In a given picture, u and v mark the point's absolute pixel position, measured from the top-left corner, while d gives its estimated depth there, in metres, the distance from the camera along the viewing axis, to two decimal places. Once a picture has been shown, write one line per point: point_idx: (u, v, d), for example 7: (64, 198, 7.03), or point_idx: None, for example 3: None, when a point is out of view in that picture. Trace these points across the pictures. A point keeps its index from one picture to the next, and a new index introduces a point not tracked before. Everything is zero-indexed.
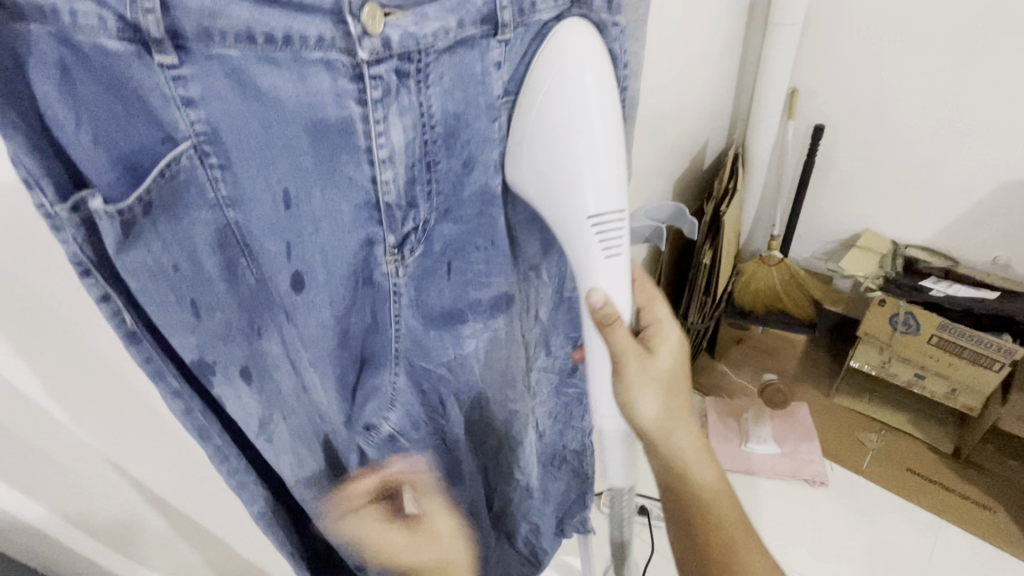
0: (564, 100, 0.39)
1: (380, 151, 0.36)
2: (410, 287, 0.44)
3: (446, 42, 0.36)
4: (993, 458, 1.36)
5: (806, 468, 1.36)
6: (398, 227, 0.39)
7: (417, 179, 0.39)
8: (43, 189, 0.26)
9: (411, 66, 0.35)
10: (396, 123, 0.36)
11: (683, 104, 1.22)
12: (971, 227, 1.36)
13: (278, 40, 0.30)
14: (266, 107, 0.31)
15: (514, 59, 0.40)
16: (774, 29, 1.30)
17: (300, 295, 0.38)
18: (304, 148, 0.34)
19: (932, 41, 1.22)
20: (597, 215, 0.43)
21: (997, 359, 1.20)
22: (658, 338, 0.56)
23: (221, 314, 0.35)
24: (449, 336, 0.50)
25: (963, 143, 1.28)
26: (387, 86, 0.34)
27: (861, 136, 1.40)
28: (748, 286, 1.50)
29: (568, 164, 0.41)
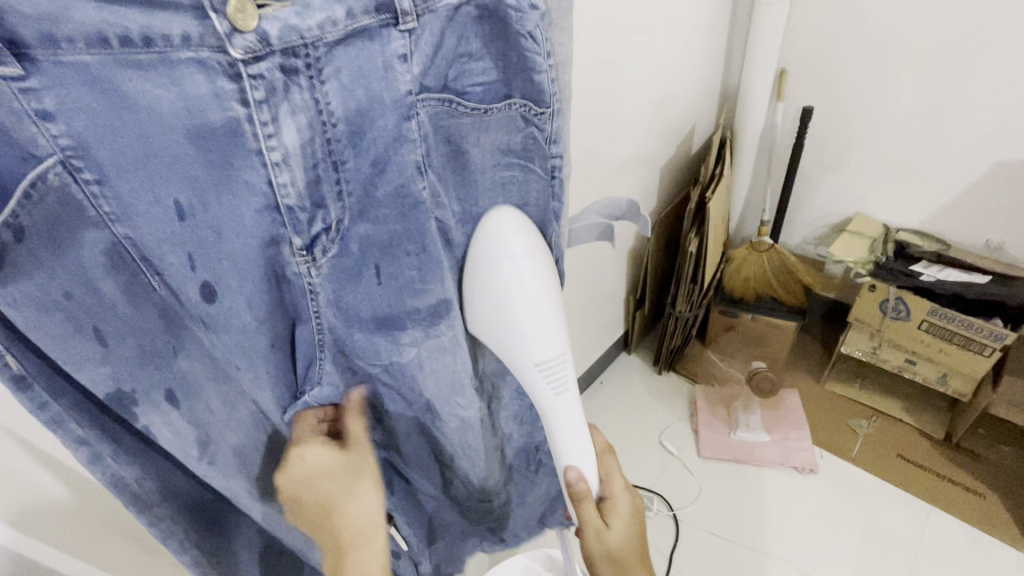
0: (502, 271, 0.50)
1: (272, 153, 0.37)
2: (330, 289, 0.44)
3: (336, 34, 0.36)
4: (984, 443, 1.34)
5: (796, 455, 1.35)
6: (304, 228, 0.40)
7: (322, 178, 0.40)
8: None
9: (297, 62, 0.36)
10: (288, 121, 0.37)
11: (666, 88, 1.19)
12: (961, 210, 1.33)
13: (136, 43, 0.32)
14: (138, 115, 0.34)
15: (421, 52, 0.40)
16: (760, 8, 1.26)
17: (215, 306, 0.41)
18: (191, 158, 0.36)
19: (922, 22, 1.18)
20: (543, 361, 0.52)
21: (988, 343, 1.18)
22: (614, 511, 0.59)
23: (127, 336, 0.39)
24: (384, 339, 0.50)
25: (952, 126, 1.25)
26: (270, 84, 0.35)
27: (852, 120, 1.37)
28: (738, 273, 1.48)
29: (505, 297, 0.50)
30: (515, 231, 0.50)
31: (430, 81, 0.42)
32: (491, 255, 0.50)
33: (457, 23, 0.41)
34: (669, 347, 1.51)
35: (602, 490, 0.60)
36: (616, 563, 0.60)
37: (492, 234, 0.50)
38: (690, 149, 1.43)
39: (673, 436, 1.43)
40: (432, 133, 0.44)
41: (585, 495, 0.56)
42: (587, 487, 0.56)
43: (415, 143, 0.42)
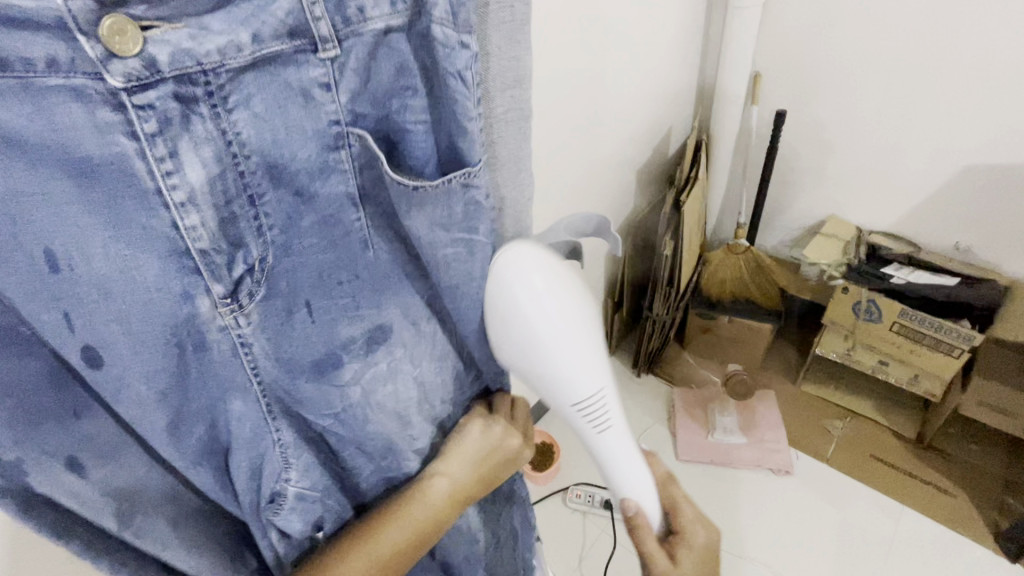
0: (525, 310, 0.51)
1: (174, 193, 0.34)
2: (262, 337, 0.42)
3: (241, 61, 0.34)
4: (955, 442, 1.36)
5: (772, 457, 1.35)
6: (223, 274, 0.38)
7: (236, 216, 0.37)
8: None
9: (196, 89, 0.33)
10: (190, 157, 0.34)
11: (641, 90, 1.18)
12: (931, 213, 1.35)
13: (4, 70, 0.27)
14: (0, 149, 0.29)
15: (347, 80, 0.39)
16: (734, 12, 1.26)
17: (102, 371, 0.36)
18: (70, 202, 0.31)
19: (889, 28, 1.20)
20: (578, 399, 0.54)
21: (958, 346, 1.19)
22: (684, 546, 0.63)
23: (4, 398, 0.33)
24: (328, 382, 0.47)
25: (920, 130, 1.27)
26: (163, 117, 0.32)
27: (824, 124, 1.38)
28: (715, 275, 1.49)
29: (536, 346, 0.52)
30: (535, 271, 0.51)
31: (359, 109, 0.41)
32: (526, 296, 0.51)
33: (390, 45, 0.41)
34: (647, 350, 1.50)
35: (672, 522, 0.65)
36: None
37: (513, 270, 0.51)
38: (667, 152, 1.43)
39: (652, 438, 1.43)
40: (359, 164, 0.43)
41: (642, 525, 0.63)
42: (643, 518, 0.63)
43: (344, 171, 0.42)
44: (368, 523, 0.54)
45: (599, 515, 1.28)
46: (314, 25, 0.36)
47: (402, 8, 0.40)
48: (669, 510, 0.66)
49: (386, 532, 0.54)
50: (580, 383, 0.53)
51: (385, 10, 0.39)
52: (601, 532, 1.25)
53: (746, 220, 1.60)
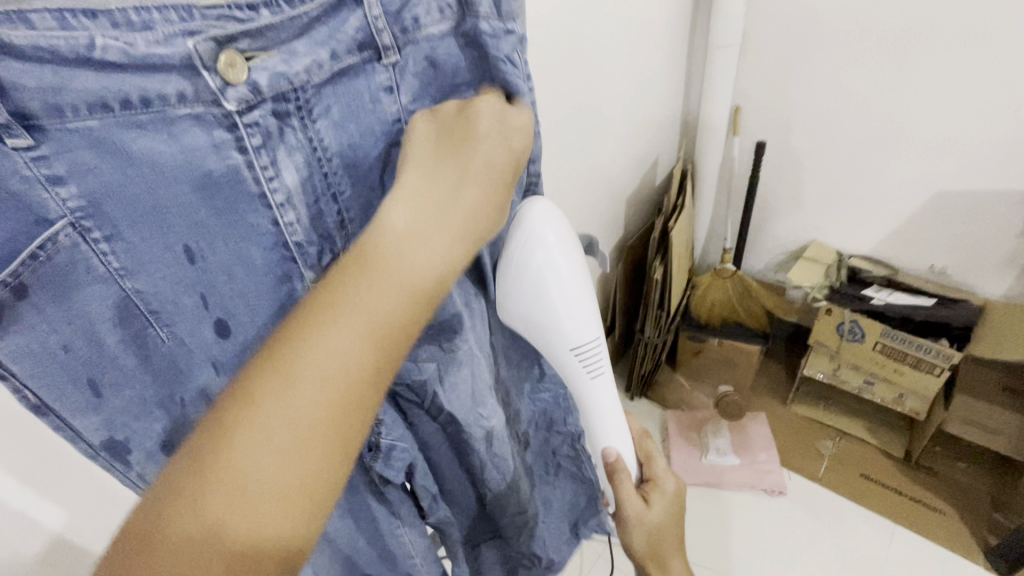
0: (537, 261, 0.51)
1: (276, 195, 0.37)
2: None
3: (322, 76, 0.37)
4: (942, 460, 1.39)
5: (765, 478, 1.37)
6: (314, 262, 0.41)
7: (324, 213, 0.41)
8: None
9: (288, 105, 0.36)
10: (286, 163, 0.37)
11: (630, 120, 1.25)
12: (907, 237, 1.42)
13: (135, 104, 0.30)
14: (141, 170, 0.31)
15: (406, 84, 0.43)
16: (714, 51, 1.34)
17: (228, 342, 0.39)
18: (192, 199, 0.34)
19: (861, 64, 1.28)
20: (579, 346, 0.56)
21: (938, 364, 1.23)
22: (657, 491, 0.70)
23: (129, 388, 0.35)
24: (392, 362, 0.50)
25: (893, 159, 1.34)
26: (265, 130, 0.36)
27: (803, 154, 1.45)
28: (704, 299, 1.53)
29: (540, 288, 0.52)
30: (549, 222, 0.52)
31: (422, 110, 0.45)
32: (528, 244, 0.51)
33: (440, 50, 0.44)
34: (640, 372, 1.53)
35: (647, 472, 0.72)
36: (651, 537, 0.71)
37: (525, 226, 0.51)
38: (654, 181, 1.49)
39: None
40: None
41: (623, 471, 0.66)
42: (624, 464, 0.66)
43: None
44: (244, 459, 0.31)
45: (598, 541, 1.27)
46: (377, 35, 0.39)
47: (449, 14, 0.43)
48: (642, 461, 0.73)
49: (261, 448, 0.31)
50: (581, 331, 0.55)
51: (435, 17, 0.43)
52: (599, 556, 1.25)
53: (732, 246, 1.67)
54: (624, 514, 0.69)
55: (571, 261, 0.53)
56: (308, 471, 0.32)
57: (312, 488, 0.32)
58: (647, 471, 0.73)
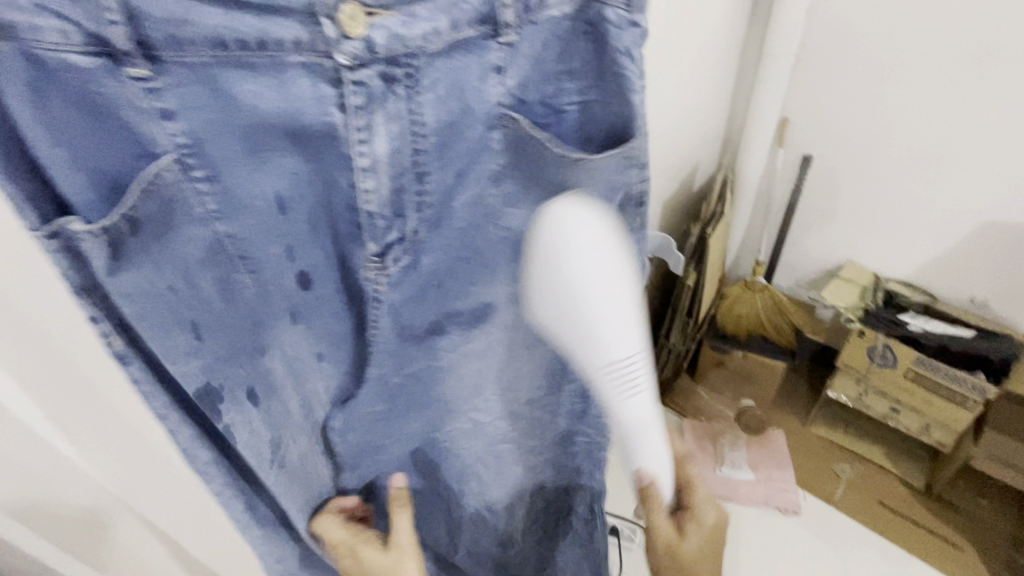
0: (568, 268, 0.43)
1: (361, 158, 0.38)
2: (393, 298, 0.45)
3: (439, 44, 0.39)
4: (963, 496, 1.36)
5: (779, 496, 1.32)
6: (380, 237, 0.42)
7: (404, 189, 0.42)
8: (29, 214, 0.30)
9: (398, 71, 0.38)
10: (379, 129, 0.38)
11: (676, 122, 1.23)
12: (948, 266, 1.39)
13: (250, 47, 0.32)
14: (243, 118, 0.34)
15: (513, 66, 0.43)
16: (766, 60, 1.31)
17: (308, 293, 0.43)
18: (283, 149, 0.37)
19: (919, 84, 1.24)
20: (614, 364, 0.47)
21: (970, 397, 1.21)
22: (693, 523, 0.63)
23: (219, 332, 0.39)
24: (430, 346, 0.52)
25: (943, 184, 1.31)
26: (368, 91, 0.37)
27: (849, 172, 1.42)
28: (732, 309, 1.51)
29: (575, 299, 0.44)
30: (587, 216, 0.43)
31: (528, 95, 0.45)
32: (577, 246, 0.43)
33: (557, 33, 0.44)
34: (660, 377, 1.52)
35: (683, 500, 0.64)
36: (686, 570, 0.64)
37: (561, 221, 0.43)
38: (692, 187, 1.47)
39: None
40: (512, 147, 0.46)
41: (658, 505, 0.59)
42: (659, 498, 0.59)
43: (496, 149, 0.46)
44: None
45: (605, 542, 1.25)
46: (500, 14, 0.40)
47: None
48: (682, 486, 0.65)
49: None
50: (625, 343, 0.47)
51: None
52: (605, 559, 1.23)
53: (766, 259, 1.64)
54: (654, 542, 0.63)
55: (609, 263, 0.44)
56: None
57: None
58: (685, 498, 0.64)
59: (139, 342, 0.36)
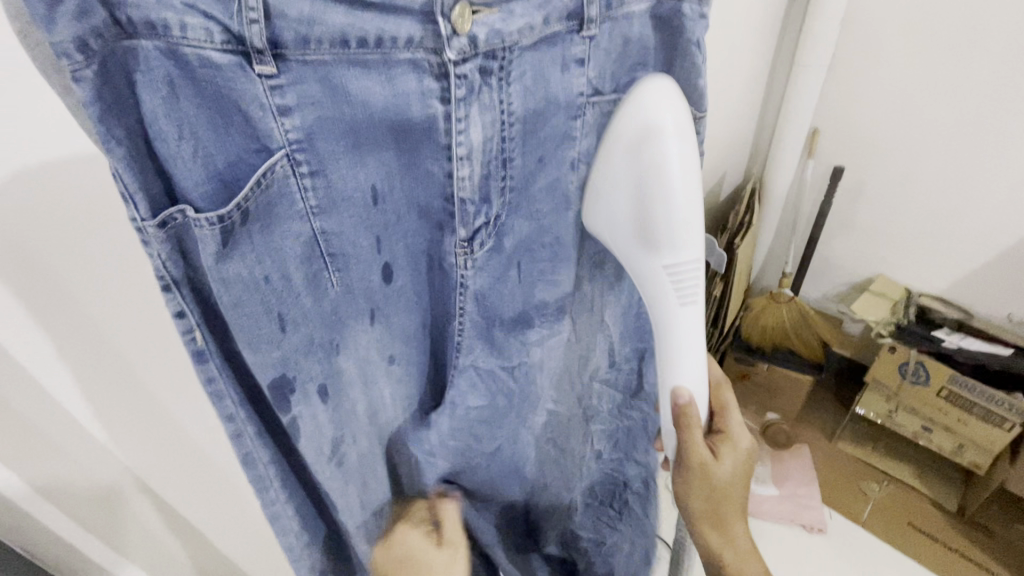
0: (654, 151, 0.44)
1: (459, 148, 0.40)
2: (478, 282, 0.47)
3: (530, 38, 0.41)
4: (999, 521, 1.32)
5: (805, 513, 1.30)
6: (470, 222, 0.44)
7: (492, 176, 0.43)
8: (139, 204, 0.30)
9: (494, 63, 0.40)
10: (475, 120, 0.40)
11: (707, 129, 1.22)
12: (986, 283, 1.35)
13: (370, 43, 0.34)
14: (355, 111, 0.36)
15: (597, 56, 0.46)
16: (800, 70, 1.30)
17: (392, 284, 0.45)
18: (384, 140, 0.38)
19: (958, 97, 1.22)
20: (678, 266, 0.49)
21: (1009, 418, 1.17)
22: (728, 446, 0.61)
23: (303, 325, 0.39)
24: (515, 341, 0.55)
25: (981, 199, 1.28)
26: (470, 83, 0.39)
27: (882, 184, 1.40)
28: (758, 321, 1.49)
29: (649, 184, 0.45)
30: (673, 104, 0.44)
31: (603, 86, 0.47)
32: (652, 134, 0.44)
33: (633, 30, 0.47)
34: None
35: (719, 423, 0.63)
36: (718, 497, 0.62)
37: (641, 108, 0.45)
38: (719, 196, 1.46)
39: None
40: (591, 132, 0.49)
41: (696, 424, 0.57)
42: (698, 417, 0.57)
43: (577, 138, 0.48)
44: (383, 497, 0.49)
45: None
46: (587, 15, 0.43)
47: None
48: (715, 412, 0.64)
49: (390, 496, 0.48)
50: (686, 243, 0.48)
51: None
52: None
53: (793, 270, 1.62)
54: (691, 470, 0.60)
55: (689, 158, 0.45)
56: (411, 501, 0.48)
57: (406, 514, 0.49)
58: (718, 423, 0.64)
59: (224, 336, 0.37)
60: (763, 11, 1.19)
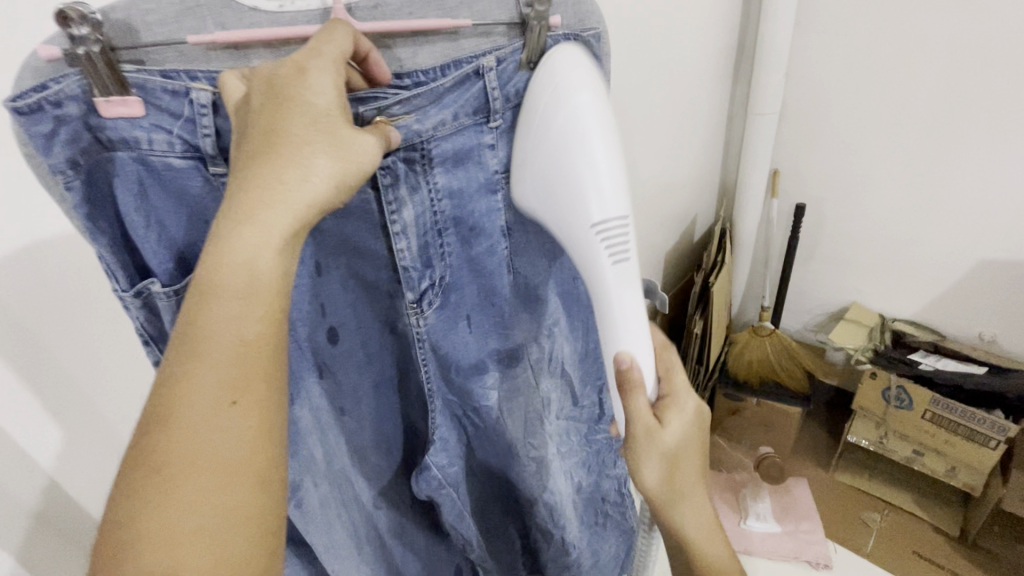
0: (560, 116, 0.42)
1: (393, 225, 0.43)
2: (431, 332, 0.48)
3: (446, 132, 0.43)
4: (1002, 541, 1.31)
5: (809, 549, 1.26)
6: (416, 284, 0.46)
7: (429, 245, 0.45)
8: (119, 278, 0.39)
9: (415, 154, 0.42)
10: (406, 201, 0.43)
11: (674, 175, 1.30)
12: (951, 304, 1.42)
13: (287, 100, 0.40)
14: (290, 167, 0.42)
15: (507, 142, 0.46)
16: (754, 117, 1.40)
17: (337, 347, 0.48)
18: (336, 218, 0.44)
19: (898, 135, 1.32)
20: (602, 223, 0.44)
21: (992, 436, 1.19)
22: (673, 408, 0.52)
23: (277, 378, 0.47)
24: (467, 386, 0.54)
25: (935, 225, 1.37)
26: (396, 173, 0.42)
27: (843, 217, 1.48)
28: (741, 355, 1.52)
29: (569, 144, 0.42)
30: (572, 66, 0.42)
31: None
32: (551, 98, 0.42)
33: None
34: None
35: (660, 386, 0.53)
36: (669, 457, 0.52)
37: (547, 76, 0.42)
38: (692, 238, 1.53)
39: None
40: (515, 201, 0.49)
41: (638, 384, 0.48)
42: (639, 377, 0.48)
43: (502, 210, 0.48)
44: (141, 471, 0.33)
45: None
46: (491, 101, 0.43)
47: None
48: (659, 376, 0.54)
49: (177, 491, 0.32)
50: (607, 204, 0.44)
51: None
52: None
53: (770, 303, 1.68)
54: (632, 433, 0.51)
55: (603, 115, 0.43)
56: (248, 436, 0.34)
57: (259, 464, 0.34)
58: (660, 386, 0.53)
59: None
60: (712, 66, 1.29)
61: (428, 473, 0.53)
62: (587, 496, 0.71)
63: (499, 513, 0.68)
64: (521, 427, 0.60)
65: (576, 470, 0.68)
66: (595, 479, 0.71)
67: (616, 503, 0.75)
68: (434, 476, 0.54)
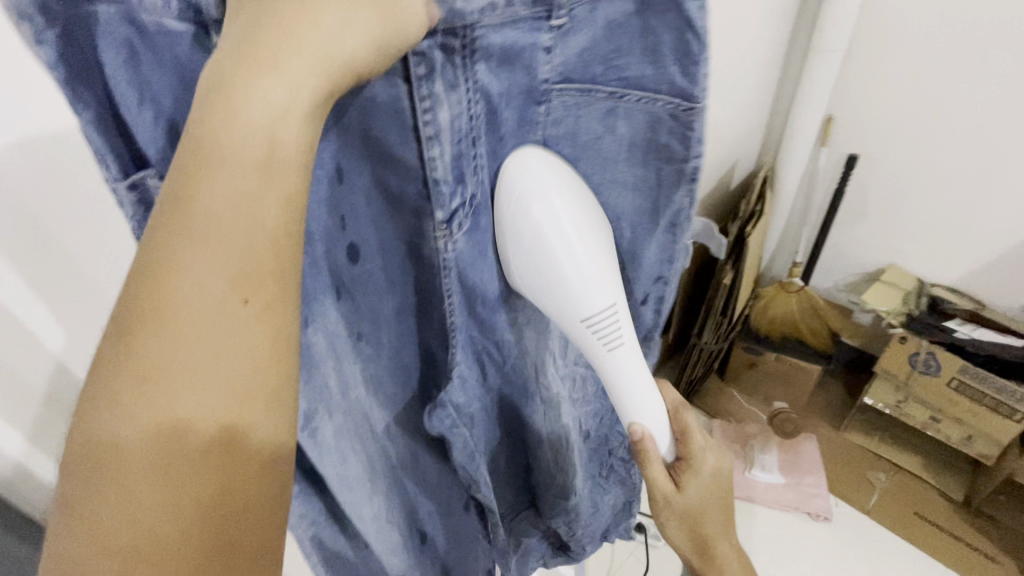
0: (536, 215, 0.38)
1: (423, 126, 0.32)
2: (458, 258, 0.39)
3: (495, 22, 0.31)
4: (1005, 509, 1.32)
5: (810, 502, 1.31)
6: (446, 203, 0.35)
7: (464, 155, 0.34)
8: (108, 165, 0.27)
9: (454, 41, 0.31)
10: (442, 100, 0.32)
11: (722, 114, 1.20)
12: (997, 272, 1.35)
13: None
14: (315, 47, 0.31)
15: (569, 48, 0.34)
16: (815, 54, 1.28)
17: (356, 266, 0.39)
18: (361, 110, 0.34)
19: (977, 84, 1.20)
20: (595, 318, 0.41)
21: (1018, 408, 1.17)
22: (691, 472, 0.54)
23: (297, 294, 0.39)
24: (487, 324, 0.46)
25: (1000, 187, 1.27)
26: (432, 63, 0.31)
27: (896, 171, 1.38)
28: (766, 311, 1.48)
29: (553, 245, 0.39)
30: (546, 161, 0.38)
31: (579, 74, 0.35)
32: (529, 191, 0.38)
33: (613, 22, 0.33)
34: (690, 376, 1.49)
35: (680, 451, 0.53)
36: (687, 516, 0.56)
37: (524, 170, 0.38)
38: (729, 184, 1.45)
39: None
40: (563, 116, 0.38)
41: (651, 455, 0.50)
42: (653, 448, 0.50)
43: (541, 125, 0.38)
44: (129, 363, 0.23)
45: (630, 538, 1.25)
46: None
47: None
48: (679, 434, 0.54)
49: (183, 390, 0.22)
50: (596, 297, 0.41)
51: None
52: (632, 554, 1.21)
53: (803, 259, 1.62)
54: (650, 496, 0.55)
55: (580, 213, 0.39)
56: (264, 350, 0.24)
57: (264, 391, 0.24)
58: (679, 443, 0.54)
59: None
60: None
61: (443, 408, 0.45)
62: (591, 440, 0.70)
63: (511, 454, 0.65)
64: (534, 370, 0.54)
65: (582, 413, 0.66)
66: (602, 423, 0.70)
67: (620, 454, 0.74)
68: (450, 412, 0.46)
